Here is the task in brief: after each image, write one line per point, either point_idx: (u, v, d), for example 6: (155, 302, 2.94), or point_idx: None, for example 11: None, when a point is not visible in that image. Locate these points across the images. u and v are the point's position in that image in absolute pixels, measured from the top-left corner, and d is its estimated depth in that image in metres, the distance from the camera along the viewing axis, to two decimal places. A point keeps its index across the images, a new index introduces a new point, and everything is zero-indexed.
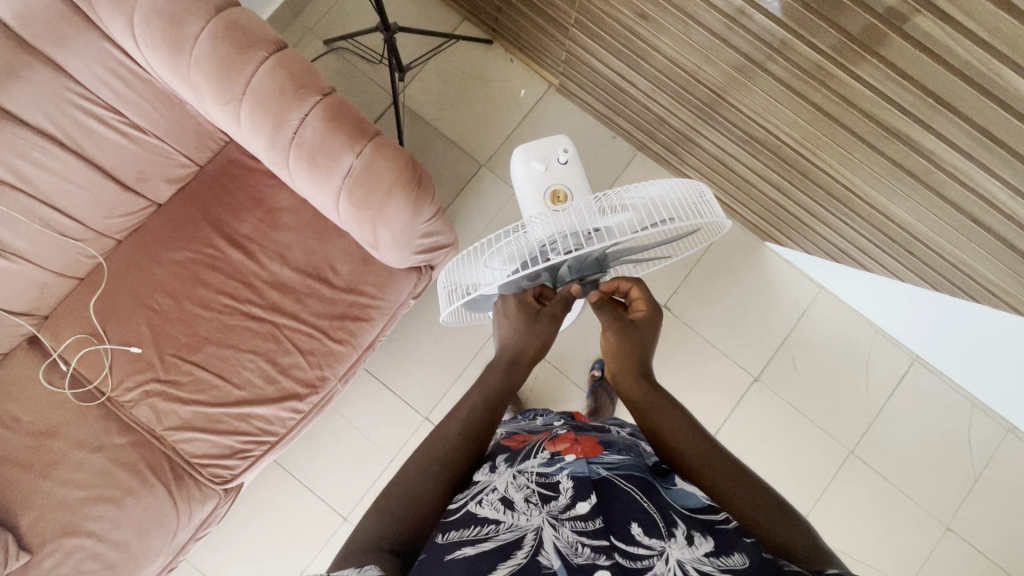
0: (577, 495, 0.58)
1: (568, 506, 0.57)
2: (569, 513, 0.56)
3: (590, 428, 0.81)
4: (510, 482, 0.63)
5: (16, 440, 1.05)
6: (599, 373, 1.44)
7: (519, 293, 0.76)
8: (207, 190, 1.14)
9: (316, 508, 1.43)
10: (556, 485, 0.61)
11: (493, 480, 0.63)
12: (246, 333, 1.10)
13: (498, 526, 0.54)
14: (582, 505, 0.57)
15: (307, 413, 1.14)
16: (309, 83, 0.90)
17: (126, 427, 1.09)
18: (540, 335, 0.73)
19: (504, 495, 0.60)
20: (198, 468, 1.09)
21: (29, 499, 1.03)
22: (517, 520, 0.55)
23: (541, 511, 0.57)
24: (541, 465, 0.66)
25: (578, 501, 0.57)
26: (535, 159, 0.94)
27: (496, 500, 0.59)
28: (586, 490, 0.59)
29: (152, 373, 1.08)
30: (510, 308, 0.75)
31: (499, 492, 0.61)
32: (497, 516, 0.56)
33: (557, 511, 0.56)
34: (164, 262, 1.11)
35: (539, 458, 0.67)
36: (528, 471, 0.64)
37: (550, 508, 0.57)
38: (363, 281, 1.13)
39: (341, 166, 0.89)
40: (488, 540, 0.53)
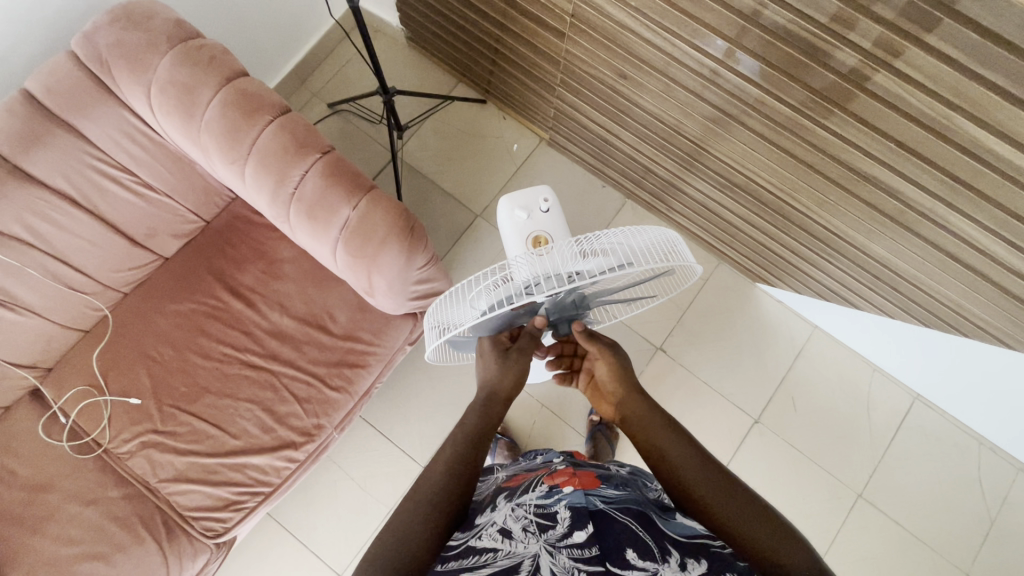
0: (574, 524, 0.59)
1: (566, 534, 0.58)
2: (566, 541, 0.57)
3: (589, 464, 0.81)
4: (508, 515, 0.64)
5: (9, 494, 1.05)
6: (598, 418, 1.42)
7: (496, 334, 0.81)
8: (212, 243, 1.19)
9: (310, 565, 1.39)
10: (554, 516, 0.62)
11: (493, 517, 0.65)
12: (243, 382, 1.12)
13: (496, 554, 0.57)
14: (579, 533, 0.58)
15: (302, 462, 1.14)
16: (309, 142, 0.96)
17: (121, 480, 1.08)
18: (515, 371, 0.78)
19: (502, 527, 0.62)
20: (191, 522, 1.08)
21: (17, 557, 1.01)
22: (517, 548, 0.57)
23: (539, 539, 0.58)
24: (539, 498, 0.66)
25: (574, 530, 0.58)
26: (518, 208, 0.98)
27: (494, 532, 0.61)
28: (583, 520, 0.59)
29: (150, 424, 1.09)
30: (485, 346, 0.80)
31: (498, 524, 0.63)
32: (495, 545, 0.59)
33: (555, 539, 0.58)
34: (168, 313, 1.15)
35: (537, 491, 0.68)
36: (526, 504, 0.65)
37: (549, 537, 0.58)
38: (360, 328, 1.16)
39: (338, 218, 0.94)
40: (486, 567, 0.55)
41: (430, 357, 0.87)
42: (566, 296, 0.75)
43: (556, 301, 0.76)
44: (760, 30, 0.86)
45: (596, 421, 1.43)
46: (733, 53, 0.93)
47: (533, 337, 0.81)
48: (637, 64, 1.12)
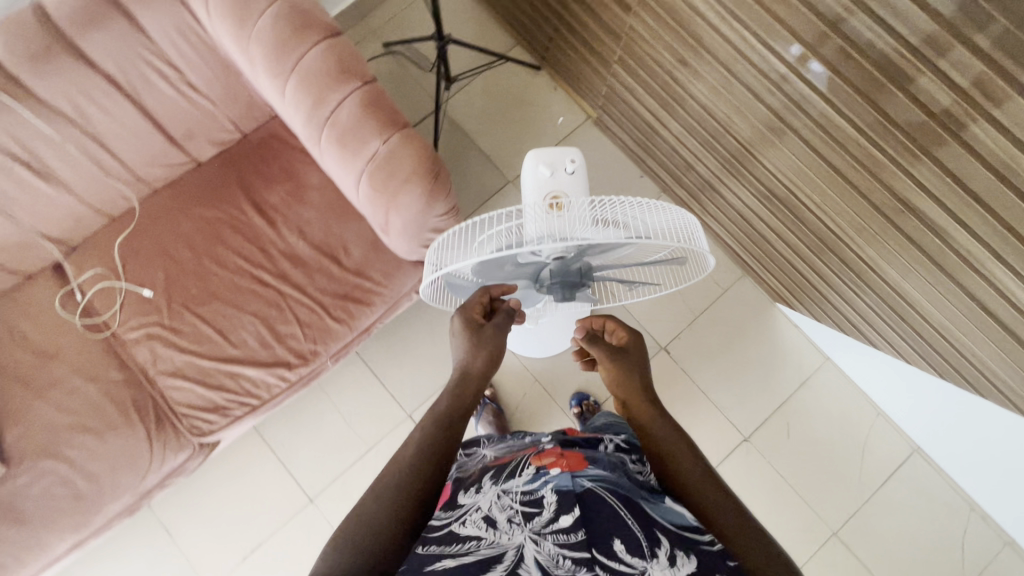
0: (561, 508, 0.61)
1: (553, 519, 0.60)
2: (552, 527, 0.59)
3: (579, 441, 0.81)
4: (494, 501, 0.66)
5: (19, 355, 1.11)
6: (576, 411, 1.45)
7: (466, 311, 0.80)
8: (245, 157, 1.20)
9: (285, 485, 1.44)
10: (540, 501, 0.64)
11: (478, 500, 0.67)
12: (251, 296, 1.14)
13: (480, 543, 0.58)
14: (565, 517, 0.60)
15: (293, 384, 1.17)
16: (352, 69, 0.96)
17: (123, 364, 1.13)
18: (487, 349, 0.78)
19: (487, 514, 0.64)
20: (180, 417, 1.13)
21: (19, 413, 1.08)
22: (501, 538, 0.59)
23: (524, 528, 0.60)
24: (526, 482, 0.68)
25: (561, 514, 0.60)
26: (543, 164, 0.90)
27: (479, 518, 0.63)
28: (569, 504, 0.61)
29: (157, 317, 1.13)
30: (457, 326, 0.80)
31: (483, 511, 0.65)
32: (479, 533, 0.60)
33: (540, 527, 0.60)
34: (192, 216, 1.17)
35: (524, 476, 0.69)
36: (513, 490, 0.67)
37: (534, 524, 0.61)
38: (372, 269, 1.17)
39: (367, 150, 0.93)
40: (469, 555, 0.57)
41: (423, 293, 0.86)
42: (572, 258, 0.71)
43: (561, 264, 0.73)
44: (843, 41, 0.82)
45: (578, 413, 1.45)
46: (806, 60, 0.89)
47: (510, 312, 0.82)
48: (701, 52, 1.08)
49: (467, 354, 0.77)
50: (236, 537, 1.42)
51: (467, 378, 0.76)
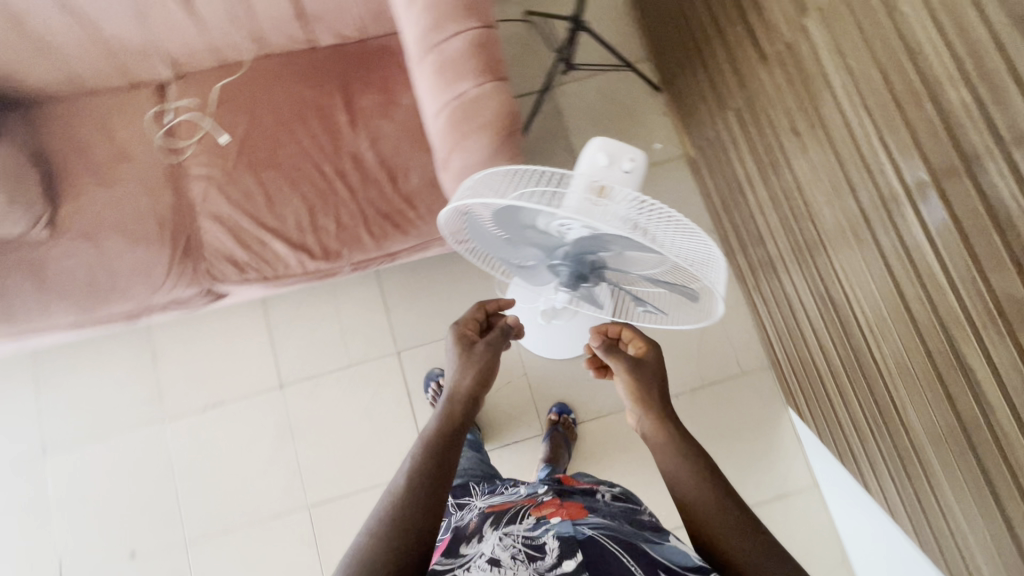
0: (564, 552, 0.69)
1: (556, 562, 0.68)
2: (555, 569, 0.67)
3: (575, 494, 0.91)
4: (496, 545, 0.75)
5: (102, 148, 1.23)
6: (554, 418, 1.44)
7: (461, 328, 0.89)
8: (357, 57, 1.26)
9: (265, 361, 1.52)
10: (542, 545, 0.72)
11: (482, 547, 0.76)
12: (305, 180, 1.20)
13: None
14: (568, 561, 0.68)
15: (307, 273, 1.22)
16: (478, 10, 0.97)
17: (176, 191, 1.22)
18: (476, 364, 0.84)
19: (491, 556, 0.73)
20: (201, 257, 1.20)
21: (81, 195, 1.20)
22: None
23: (528, 567, 0.69)
24: (528, 530, 0.77)
25: (564, 558, 0.68)
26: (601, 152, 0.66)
27: (483, 562, 0.72)
28: (572, 548, 0.69)
29: (221, 164, 1.22)
30: (451, 342, 0.88)
31: (487, 555, 0.74)
32: (484, 575, 0.70)
33: (544, 568, 0.68)
34: (288, 91, 1.25)
35: (525, 525, 0.79)
36: (515, 535, 0.76)
37: (537, 565, 0.69)
38: (420, 200, 1.19)
39: (458, 88, 0.95)
40: None
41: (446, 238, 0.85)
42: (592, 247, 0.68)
43: (578, 251, 0.70)
44: (968, 178, 0.76)
45: (552, 421, 1.46)
46: (925, 189, 0.83)
47: (508, 329, 0.91)
48: (817, 129, 1.03)
49: (457, 370, 0.84)
50: (206, 385, 1.51)
51: (455, 398, 0.80)
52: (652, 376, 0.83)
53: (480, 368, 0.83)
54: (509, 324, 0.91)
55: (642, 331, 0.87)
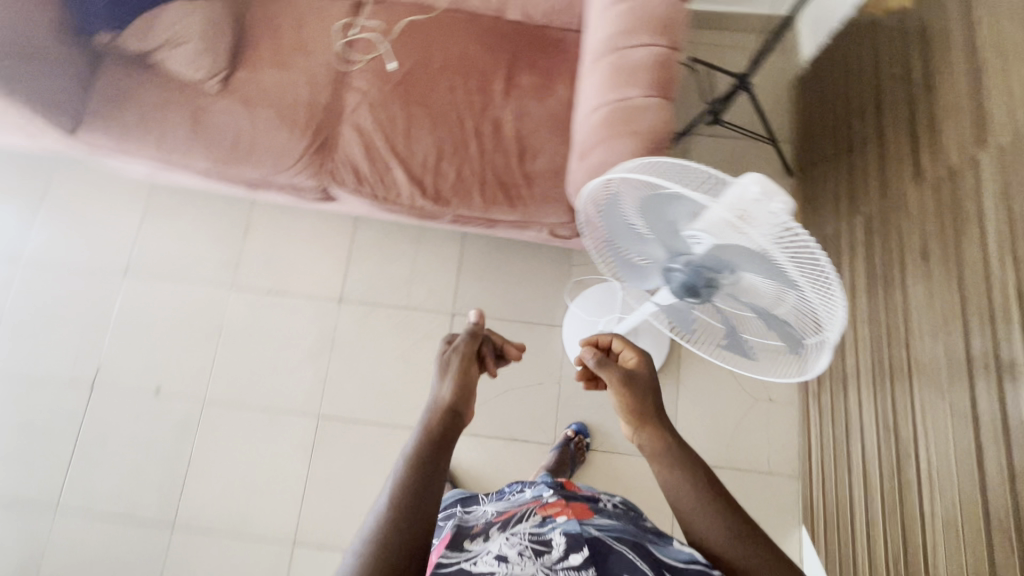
0: (571, 547, 0.72)
1: (563, 556, 0.71)
2: (563, 563, 0.70)
3: (579, 495, 0.92)
4: (503, 542, 0.75)
5: (290, 36, 1.36)
6: (570, 434, 1.45)
7: (444, 343, 0.83)
8: (532, 40, 1.34)
9: (336, 273, 1.61)
10: (548, 540, 0.74)
11: (489, 544, 0.76)
12: (445, 127, 1.29)
13: None
14: (575, 555, 0.70)
15: (412, 207, 1.29)
16: (671, 32, 1.00)
17: (334, 94, 1.33)
18: (467, 371, 0.78)
19: (499, 553, 0.73)
20: (330, 157, 1.30)
21: (257, 67, 1.33)
22: (513, 570, 0.69)
23: (535, 562, 0.70)
24: (533, 526, 0.78)
25: (571, 553, 0.71)
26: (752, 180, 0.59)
27: (491, 558, 0.72)
28: (579, 544, 0.72)
29: (380, 86, 1.32)
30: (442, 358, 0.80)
31: (494, 551, 0.74)
32: (492, 569, 0.70)
33: (551, 562, 0.70)
34: (462, 45, 1.34)
35: (530, 522, 0.80)
36: (521, 533, 0.77)
37: (545, 559, 0.71)
38: (538, 183, 1.25)
39: (624, 91, 0.98)
40: None
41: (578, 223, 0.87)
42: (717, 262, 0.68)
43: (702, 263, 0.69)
44: None
45: (567, 436, 1.46)
46: None
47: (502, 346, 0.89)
48: (950, 262, 1.00)
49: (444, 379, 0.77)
50: (277, 272, 1.62)
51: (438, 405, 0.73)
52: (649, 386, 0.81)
53: (460, 370, 0.78)
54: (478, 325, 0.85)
55: (638, 348, 0.87)
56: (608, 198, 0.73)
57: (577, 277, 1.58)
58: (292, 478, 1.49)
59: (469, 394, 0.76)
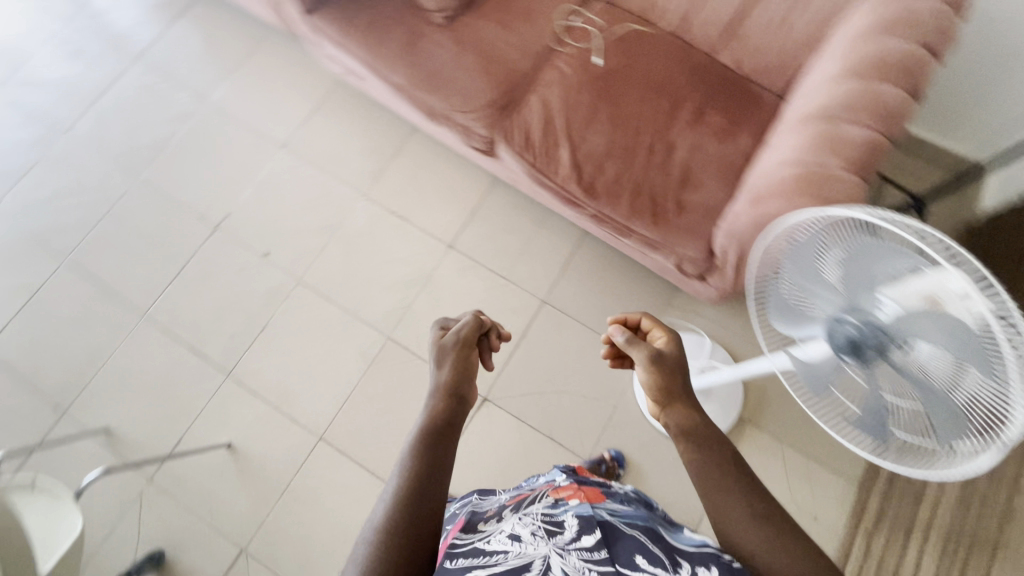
0: (583, 529, 0.71)
1: (575, 538, 0.70)
2: (575, 544, 0.69)
3: (594, 483, 0.93)
4: (516, 522, 0.76)
5: (520, 1, 1.45)
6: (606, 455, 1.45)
7: (440, 334, 0.82)
8: (734, 87, 1.38)
9: (456, 221, 1.70)
10: (561, 522, 0.73)
11: (502, 525, 0.77)
12: (623, 131, 1.34)
13: (508, 555, 0.69)
14: (587, 537, 0.70)
15: (561, 190, 1.35)
16: (890, 124, 1.01)
17: (536, 65, 1.42)
18: (461, 363, 0.78)
19: (512, 532, 0.74)
20: (508, 117, 1.38)
21: (481, 17, 1.43)
22: (526, 549, 0.69)
23: (548, 542, 0.70)
24: (547, 507, 0.79)
25: (584, 534, 0.70)
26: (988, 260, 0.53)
27: (504, 536, 0.73)
28: (591, 526, 0.71)
29: (580, 72, 1.39)
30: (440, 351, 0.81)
31: (507, 530, 0.75)
32: (506, 547, 0.70)
33: (564, 542, 0.69)
34: (668, 67, 1.39)
35: (543, 503, 0.81)
36: (534, 514, 0.77)
37: (557, 539, 0.70)
38: (686, 214, 1.27)
39: (823, 158, 0.99)
40: (497, 565, 0.67)
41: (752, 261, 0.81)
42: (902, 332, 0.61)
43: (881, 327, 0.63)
44: None
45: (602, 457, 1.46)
46: None
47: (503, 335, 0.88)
48: None
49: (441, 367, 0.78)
50: (407, 199, 1.72)
51: (439, 394, 0.75)
52: (677, 372, 0.79)
53: (457, 359, 0.78)
54: (477, 313, 0.86)
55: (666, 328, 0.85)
56: (790, 242, 0.72)
57: (670, 318, 1.58)
58: (343, 381, 1.56)
59: (471, 371, 0.79)
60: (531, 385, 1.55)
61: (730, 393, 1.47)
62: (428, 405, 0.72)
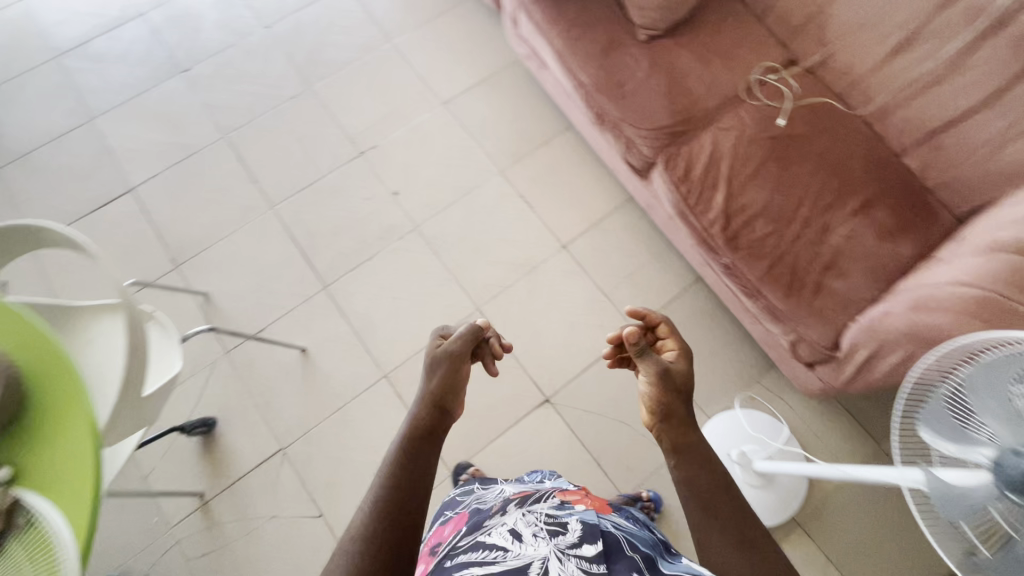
0: (586, 538, 0.77)
1: (577, 544, 0.76)
2: (576, 551, 0.75)
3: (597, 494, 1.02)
4: (519, 519, 0.84)
5: (723, 44, 1.47)
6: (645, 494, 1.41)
7: (434, 346, 0.88)
8: (911, 193, 1.33)
9: (577, 225, 1.72)
10: (565, 526, 0.81)
11: (505, 520, 0.85)
12: (784, 195, 1.31)
13: (508, 554, 0.74)
14: (590, 546, 0.76)
15: (701, 230, 1.35)
16: None
17: (718, 106, 1.42)
18: (448, 374, 0.83)
19: (514, 528, 0.81)
20: (674, 146, 1.40)
21: (682, 46, 1.46)
22: (526, 550, 0.75)
23: (550, 544, 0.76)
24: (552, 510, 0.88)
25: (586, 543, 0.76)
26: None
27: (506, 532, 0.80)
28: (594, 538, 0.77)
29: (759, 127, 1.38)
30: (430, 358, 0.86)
31: (510, 525, 0.82)
32: (506, 545, 0.76)
33: (565, 547, 0.75)
34: (850, 150, 1.36)
35: (550, 505, 0.90)
36: (538, 515, 0.85)
37: (559, 543, 0.76)
38: (819, 298, 1.24)
39: (1008, 290, 0.94)
40: (497, 562, 0.73)
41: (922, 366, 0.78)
42: None
43: None
44: None
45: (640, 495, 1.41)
46: None
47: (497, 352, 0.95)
48: None
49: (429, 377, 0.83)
50: (539, 189, 1.76)
51: (424, 402, 0.80)
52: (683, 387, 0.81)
53: (448, 371, 0.84)
54: (476, 323, 0.92)
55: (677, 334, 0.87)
56: (966, 360, 0.73)
57: (753, 394, 1.53)
58: (423, 332, 1.60)
59: (457, 388, 0.83)
60: (594, 404, 1.54)
61: (791, 490, 1.41)
62: (412, 414, 0.79)
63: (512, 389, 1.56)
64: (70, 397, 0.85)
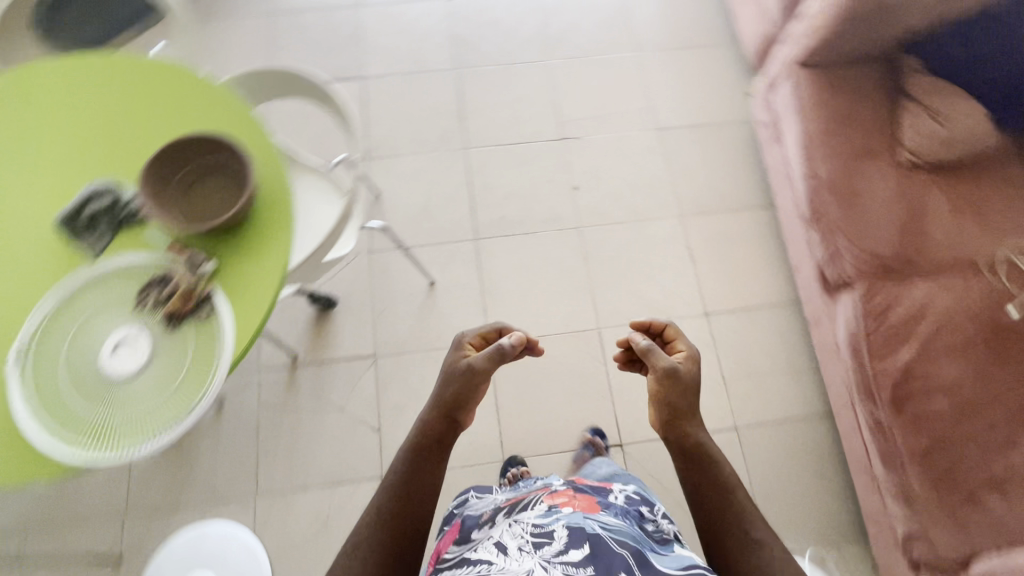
0: (570, 543, 0.75)
1: (561, 550, 0.74)
2: (560, 557, 0.72)
3: (587, 488, 1.01)
4: (508, 532, 0.83)
5: (991, 204, 1.32)
6: (594, 442, 1.45)
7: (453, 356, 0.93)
8: None
9: (729, 301, 1.66)
10: (551, 533, 0.78)
11: (494, 535, 0.84)
12: (983, 387, 1.17)
13: (491, 568, 0.74)
14: (575, 551, 0.73)
15: (868, 376, 1.25)
16: None
17: (954, 262, 1.29)
18: (463, 385, 0.87)
19: (501, 544, 0.80)
20: (881, 280, 1.30)
21: (942, 186, 1.34)
22: (511, 565, 0.73)
23: (533, 556, 0.74)
24: (537, 518, 0.85)
25: (571, 548, 0.74)
26: None
27: (493, 549, 0.79)
28: (578, 542, 0.75)
29: (988, 305, 1.24)
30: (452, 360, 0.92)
31: (498, 540, 0.82)
32: (492, 560, 0.76)
33: (549, 556, 0.73)
34: None
35: (537, 511, 0.87)
36: (524, 524, 0.83)
37: (544, 552, 0.74)
38: (962, 504, 1.12)
39: None
40: None
41: None
42: None
43: None
44: None
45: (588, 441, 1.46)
46: None
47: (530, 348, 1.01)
48: None
49: (444, 384, 0.89)
50: (709, 249, 1.72)
51: (438, 411, 0.86)
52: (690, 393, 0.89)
53: (461, 382, 0.87)
54: (493, 330, 0.98)
55: (683, 342, 0.97)
56: None
57: (824, 554, 1.41)
58: (540, 322, 1.63)
59: (469, 400, 0.87)
60: (663, 474, 1.48)
61: None
62: (423, 420, 0.85)
63: (594, 417, 1.54)
64: (282, 232, 0.96)
